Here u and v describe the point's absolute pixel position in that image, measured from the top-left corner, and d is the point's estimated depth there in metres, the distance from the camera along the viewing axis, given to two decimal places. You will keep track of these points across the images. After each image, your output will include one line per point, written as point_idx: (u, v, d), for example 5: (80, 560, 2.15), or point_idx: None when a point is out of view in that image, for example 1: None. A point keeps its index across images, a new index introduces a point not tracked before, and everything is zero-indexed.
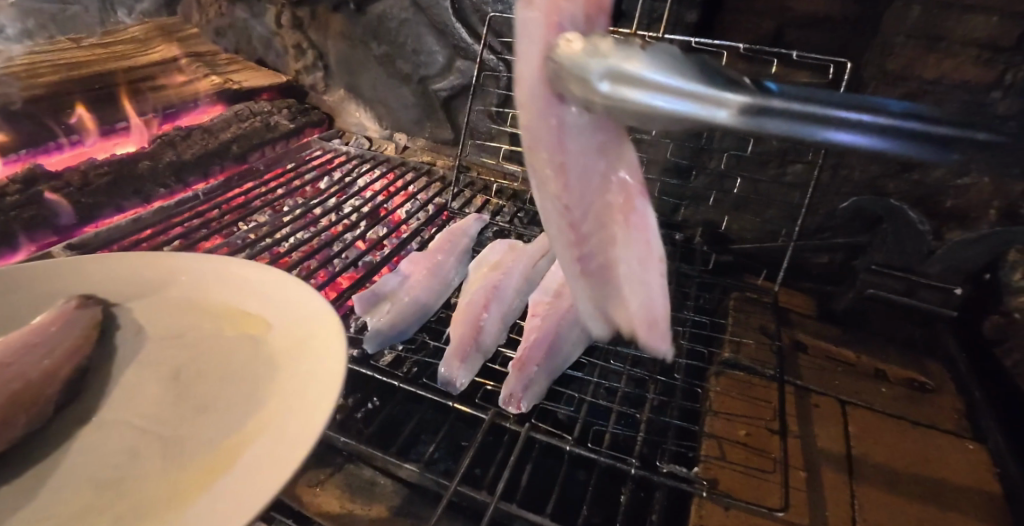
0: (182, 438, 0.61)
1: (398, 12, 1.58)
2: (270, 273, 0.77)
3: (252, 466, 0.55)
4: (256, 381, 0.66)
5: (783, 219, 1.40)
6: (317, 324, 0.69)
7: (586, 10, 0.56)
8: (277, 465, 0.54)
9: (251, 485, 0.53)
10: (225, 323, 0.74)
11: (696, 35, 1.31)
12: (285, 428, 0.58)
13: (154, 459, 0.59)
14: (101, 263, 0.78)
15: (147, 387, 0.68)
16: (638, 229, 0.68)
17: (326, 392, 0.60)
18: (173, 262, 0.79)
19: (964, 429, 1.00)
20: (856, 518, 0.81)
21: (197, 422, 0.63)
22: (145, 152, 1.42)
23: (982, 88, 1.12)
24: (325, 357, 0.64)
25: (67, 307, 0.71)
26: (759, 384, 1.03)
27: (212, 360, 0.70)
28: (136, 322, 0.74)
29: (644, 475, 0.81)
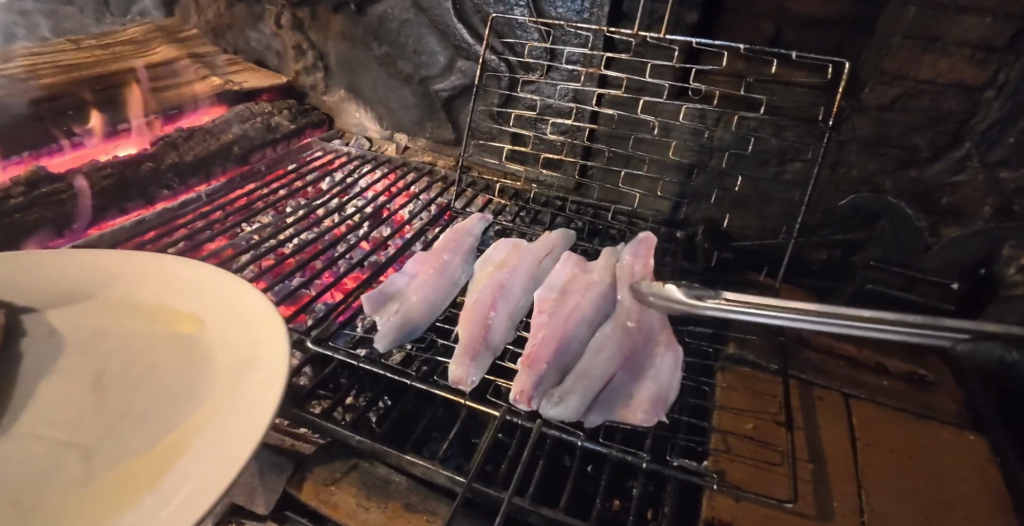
0: (106, 443, 0.59)
1: (399, 12, 1.58)
2: (202, 271, 0.78)
3: (192, 467, 0.54)
4: (194, 381, 0.66)
5: (783, 217, 1.43)
6: (253, 316, 0.71)
7: (655, 269, 1.17)
8: (229, 449, 0.55)
9: (203, 472, 0.53)
10: (158, 324, 0.73)
11: (696, 35, 1.33)
12: (229, 425, 0.58)
13: (76, 465, 0.57)
14: (35, 266, 0.77)
15: (70, 391, 0.65)
16: (671, 356, 0.98)
17: (274, 376, 0.62)
18: (92, 267, 0.78)
19: (965, 420, 1.02)
20: (863, 508, 0.84)
21: (128, 425, 0.61)
22: (147, 153, 1.42)
23: (975, 87, 1.15)
24: (264, 346, 0.66)
25: None
26: (764, 378, 1.05)
27: (143, 362, 0.68)
28: (50, 327, 0.71)
29: (656, 468, 0.83)
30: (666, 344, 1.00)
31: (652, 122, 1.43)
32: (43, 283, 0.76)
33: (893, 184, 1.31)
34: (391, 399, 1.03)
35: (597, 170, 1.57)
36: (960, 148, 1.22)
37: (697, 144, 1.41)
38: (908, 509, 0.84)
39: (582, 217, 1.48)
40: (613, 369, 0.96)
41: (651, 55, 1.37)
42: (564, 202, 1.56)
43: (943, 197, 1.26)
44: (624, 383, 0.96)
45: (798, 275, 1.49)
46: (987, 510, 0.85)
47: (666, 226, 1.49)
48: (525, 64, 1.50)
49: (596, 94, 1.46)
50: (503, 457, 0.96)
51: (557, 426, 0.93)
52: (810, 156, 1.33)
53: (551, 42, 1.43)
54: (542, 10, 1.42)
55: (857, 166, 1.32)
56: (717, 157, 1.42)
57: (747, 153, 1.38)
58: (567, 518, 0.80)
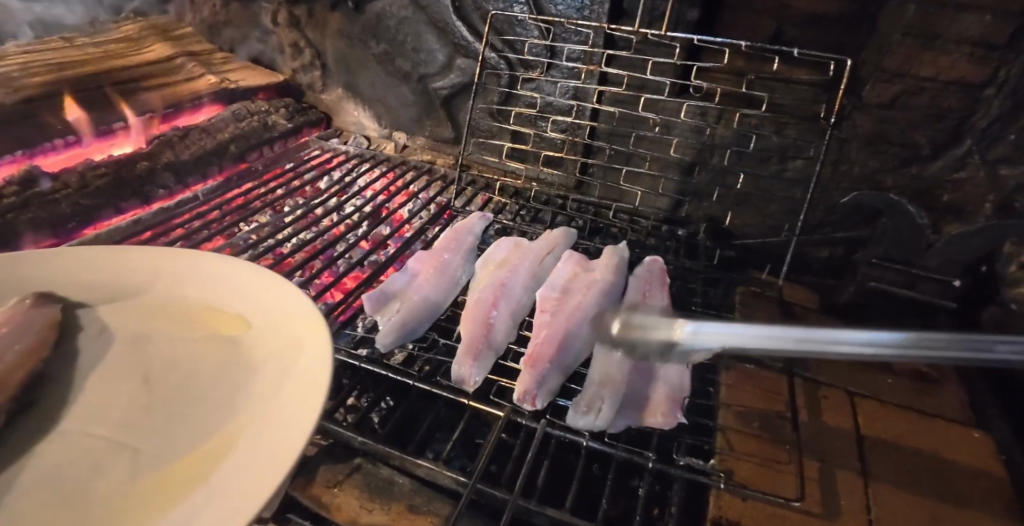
0: (146, 448, 0.58)
1: (397, 10, 1.57)
2: (241, 269, 0.76)
3: (231, 476, 0.52)
4: (237, 385, 0.64)
5: (784, 215, 1.42)
6: (297, 320, 0.68)
7: (658, 272, 1.18)
8: (272, 458, 0.53)
9: (246, 483, 0.51)
10: (198, 324, 0.71)
11: (697, 33, 1.33)
12: (269, 434, 0.56)
13: (117, 470, 0.56)
14: (74, 261, 0.75)
15: (110, 393, 0.64)
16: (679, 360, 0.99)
17: (316, 385, 0.59)
18: (131, 260, 0.76)
19: (969, 419, 1.02)
20: (870, 505, 0.83)
21: (172, 429, 0.60)
22: (143, 152, 1.40)
23: (975, 84, 1.15)
24: (309, 353, 0.64)
25: (21, 306, 0.67)
26: (770, 376, 1.04)
27: (181, 365, 0.67)
28: (98, 324, 0.71)
29: (662, 468, 0.82)
30: None
31: (652, 120, 1.43)
32: (73, 279, 0.74)
33: (894, 182, 1.31)
34: (393, 399, 1.02)
35: (597, 168, 1.56)
36: (960, 145, 1.22)
37: (698, 142, 1.41)
38: (915, 508, 0.84)
39: (583, 216, 1.47)
40: (626, 370, 0.95)
41: (651, 52, 1.37)
42: (565, 200, 1.55)
43: (943, 194, 1.26)
44: (638, 387, 0.94)
45: (799, 273, 1.49)
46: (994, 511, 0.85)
47: (666, 225, 1.48)
48: (525, 62, 1.49)
49: (595, 92, 1.45)
50: (507, 458, 0.95)
51: (561, 426, 0.91)
52: (811, 154, 1.33)
53: (551, 39, 1.43)
54: (542, 7, 1.41)
55: (858, 163, 1.32)
56: (718, 155, 1.41)
57: (749, 150, 1.37)
58: (573, 518, 0.79)
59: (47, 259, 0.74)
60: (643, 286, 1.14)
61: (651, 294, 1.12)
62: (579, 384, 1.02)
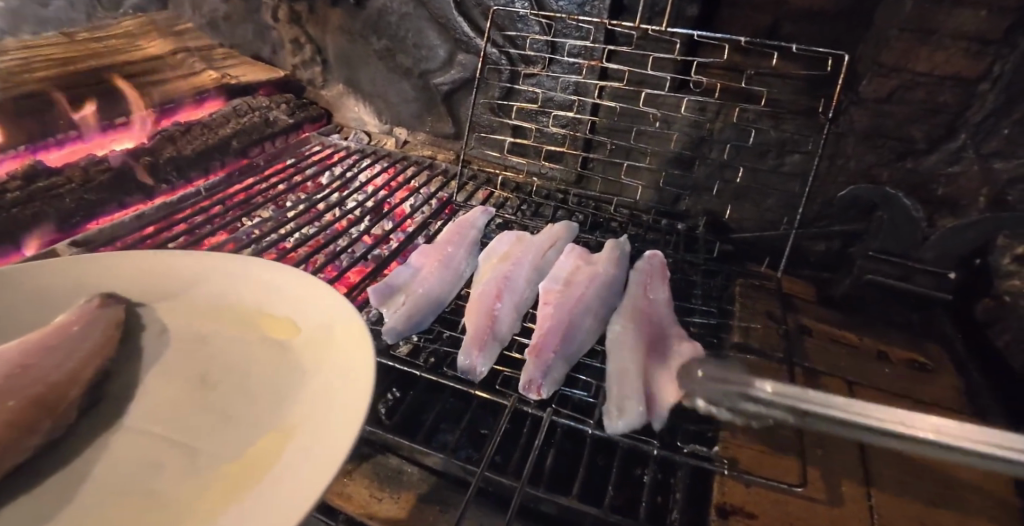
0: (203, 448, 0.59)
1: (398, 6, 1.58)
2: (290, 269, 0.77)
3: (282, 477, 0.53)
4: (284, 388, 0.65)
5: (782, 208, 1.44)
6: (342, 324, 0.69)
7: (656, 261, 1.20)
8: (315, 466, 0.53)
9: (290, 489, 0.51)
10: (247, 325, 0.73)
11: (696, 28, 1.35)
12: (313, 440, 0.56)
13: (172, 469, 0.57)
14: (125, 259, 0.76)
15: (167, 393, 0.66)
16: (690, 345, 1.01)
17: (358, 394, 0.59)
18: (187, 260, 0.78)
19: (964, 406, 1.09)
20: (870, 491, 0.88)
21: (225, 431, 0.61)
22: (145, 148, 1.40)
23: (971, 79, 1.17)
24: (353, 360, 0.64)
25: (90, 306, 0.69)
26: (769, 365, 1.08)
27: (232, 365, 0.68)
28: (158, 323, 0.73)
29: (667, 455, 0.84)
30: (681, 335, 1.03)
31: (652, 114, 1.44)
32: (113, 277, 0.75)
33: (890, 176, 1.33)
34: (399, 391, 1.03)
35: (597, 162, 1.58)
36: (955, 139, 1.24)
37: (696, 136, 1.42)
38: (914, 494, 0.89)
39: (584, 209, 1.49)
40: (643, 364, 0.96)
41: (651, 47, 1.38)
42: (566, 194, 1.56)
43: (938, 188, 1.29)
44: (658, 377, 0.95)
45: (797, 266, 1.51)
46: (994, 513, 0.87)
47: (664, 219, 1.50)
48: (526, 57, 1.50)
49: (596, 87, 1.47)
50: (513, 448, 0.97)
51: (567, 414, 0.93)
52: (809, 148, 1.34)
53: (552, 35, 1.44)
54: (544, 3, 1.42)
55: (854, 158, 1.34)
56: (717, 150, 1.43)
57: (747, 145, 1.39)
58: (580, 505, 0.80)
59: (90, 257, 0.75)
60: (643, 276, 1.16)
61: (651, 287, 1.14)
62: (583, 374, 1.03)
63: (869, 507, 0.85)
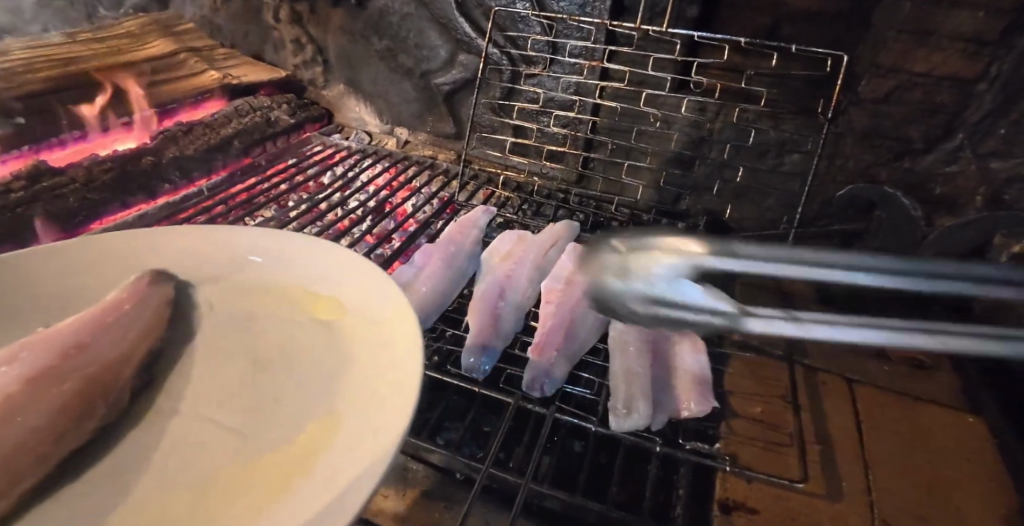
0: (250, 432, 0.59)
1: (400, 6, 1.59)
2: (342, 253, 0.77)
3: (331, 473, 0.53)
4: (331, 377, 0.65)
5: (782, 208, 1.45)
6: (389, 315, 0.68)
7: None
8: (361, 465, 0.52)
9: (336, 488, 0.51)
10: (297, 309, 0.73)
11: (696, 29, 1.36)
12: (358, 437, 0.56)
13: (218, 457, 0.57)
14: (178, 239, 0.78)
15: (213, 376, 0.66)
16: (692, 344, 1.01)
17: (404, 391, 0.58)
18: (242, 240, 0.79)
19: (962, 404, 1.10)
20: (870, 487, 0.90)
21: (270, 417, 0.61)
22: (147, 148, 1.41)
23: (968, 79, 1.18)
24: (398, 353, 0.63)
25: (141, 281, 0.71)
26: (769, 364, 1.11)
27: (279, 348, 0.69)
28: (209, 303, 0.74)
29: (669, 452, 0.85)
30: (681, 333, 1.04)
31: (653, 115, 1.45)
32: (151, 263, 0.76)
33: (888, 175, 1.34)
34: None
35: (598, 162, 1.58)
36: (952, 139, 1.25)
37: (696, 136, 1.43)
38: (912, 490, 0.91)
39: (585, 209, 1.50)
40: (647, 363, 0.95)
41: (651, 48, 1.39)
42: (567, 194, 1.57)
43: (936, 188, 1.30)
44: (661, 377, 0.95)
45: None
46: (990, 508, 0.90)
47: (664, 218, 1.50)
48: (527, 58, 1.51)
49: (597, 87, 1.47)
50: (516, 446, 0.97)
51: (570, 411, 0.94)
52: (808, 148, 1.35)
53: (553, 35, 1.45)
54: (545, 4, 1.43)
55: (853, 158, 1.35)
56: (717, 150, 1.44)
57: (747, 145, 1.40)
58: (583, 501, 0.81)
59: (116, 241, 0.76)
60: None
61: None
62: (585, 372, 1.04)
63: (867, 502, 0.87)
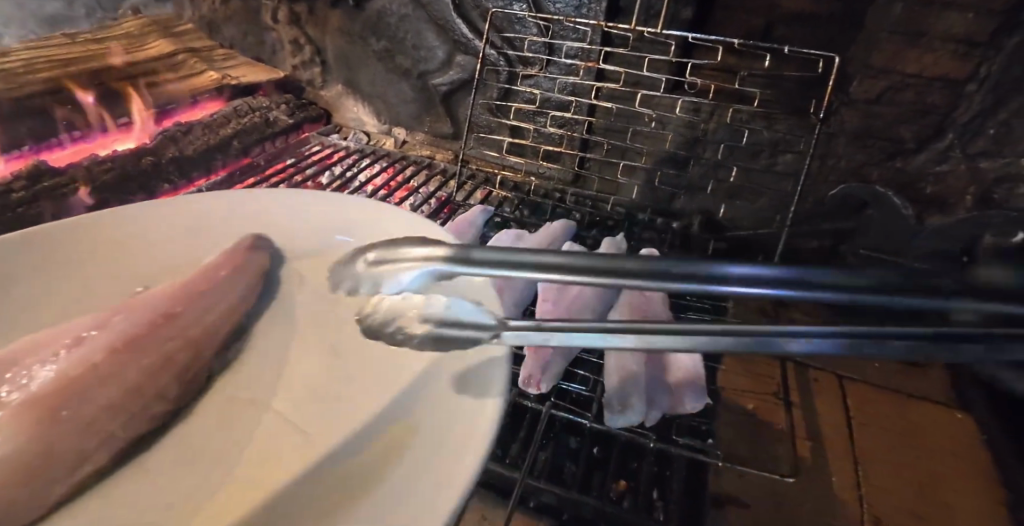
0: (329, 426, 0.59)
1: (398, 8, 1.60)
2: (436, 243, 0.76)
3: (405, 475, 0.51)
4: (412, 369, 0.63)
5: (775, 207, 1.47)
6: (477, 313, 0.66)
7: None
8: (435, 475, 0.50)
9: (407, 495, 0.49)
10: None
11: (691, 30, 1.37)
12: (434, 442, 0.54)
13: (293, 452, 0.57)
14: (265, 212, 0.81)
15: (294, 364, 0.66)
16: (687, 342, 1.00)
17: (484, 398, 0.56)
18: (331, 222, 0.80)
19: (951, 400, 1.12)
20: (860, 482, 0.93)
21: (349, 412, 0.60)
22: (147, 149, 1.42)
23: (959, 80, 1.20)
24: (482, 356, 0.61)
25: (242, 245, 0.75)
26: (762, 361, 1.13)
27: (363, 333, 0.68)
28: (297, 281, 0.75)
29: (662, 447, 0.87)
30: None
31: (648, 115, 1.46)
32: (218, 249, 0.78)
33: (880, 174, 1.36)
34: None
35: (594, 162, 1.60)
36: (943, 139, 1.28)
37: (691, 136, 1.45)
38: (902, 484, 0.93)
39: (581, 209, 1.51)
40: (643, 361, 0.95)
41: (646, 49, 1.41)
42: (563, 194, 1.59)
43: (926, 187, 1.32)
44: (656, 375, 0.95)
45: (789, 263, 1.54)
46: (977, 502, 0.92)
47: (659, 217, 1.52)
48: (524, 58, 1.53)
49: (593, 87, 1.49)
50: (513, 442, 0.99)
51: (565, 408, 0.95)
52: (801, 149, 1.37)
53: (550, 36, 1.46)
54: (541, 5, 1.44)
55: (845, 157, 1.37)
56: (711, 150, 1.46)
57: (741, 145, 1.42)
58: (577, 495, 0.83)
59: (167, 218, 0.77)
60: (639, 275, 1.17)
61: None
62: (581, 369, 1.05)
63: (858, 497, 0.90)
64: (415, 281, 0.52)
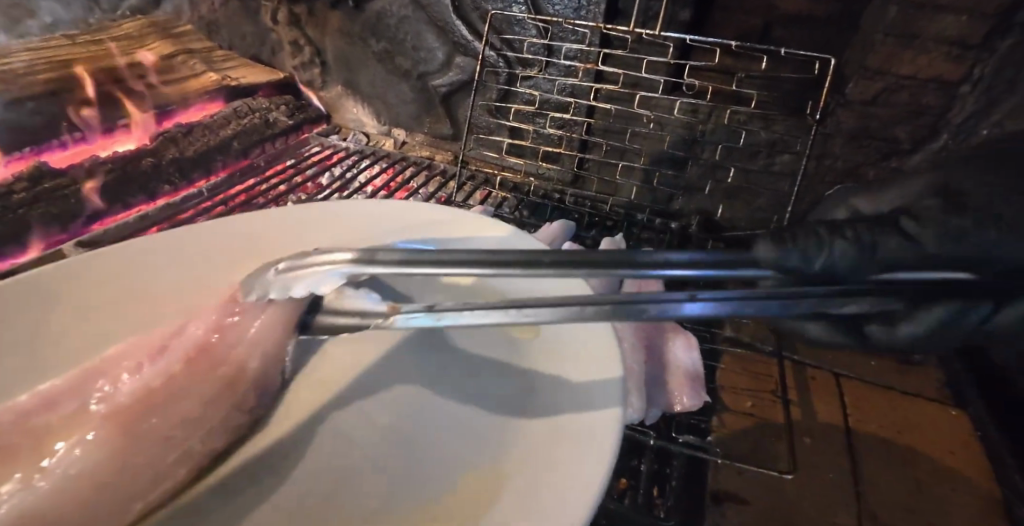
0: (444, 438, 0.62)
1: (397, 9, 1.61)
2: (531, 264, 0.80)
3: (537, 487, 0.54)
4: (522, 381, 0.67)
5: (773, 207, 1.48)
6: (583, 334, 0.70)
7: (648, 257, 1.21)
8: (567, 485, 0.54)
9: (541, 505, 0.52)
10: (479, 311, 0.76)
11: (689, 32, 1.38)
12: (557, 454, 0.58)
13: (410, 464, 0.60)
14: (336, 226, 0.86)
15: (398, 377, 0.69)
16: (684, 338, 1.00)
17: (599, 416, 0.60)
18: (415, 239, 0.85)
19: (947, 398, 1.14)
20: (858, 478, 0.94)
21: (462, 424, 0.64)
22: (147, 150, 1.42)
23: (952, 82, 1.22)
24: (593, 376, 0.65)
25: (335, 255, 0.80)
26: (761, 360, 1.14)
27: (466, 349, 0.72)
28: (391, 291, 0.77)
29: (663, 445, 0.88)
30: (675, 329, 1.03)
31: (646, 116, 1.47)
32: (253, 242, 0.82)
33: (876, 175, 1.37)
34: None
35: (594, 162, 1.61)
36: (937, 140, 1.29)
37: (689, 137, 1.46)
38: (899, 480, 0.95)
39: (579, 209, 1.52)
40: (642, 359, 0.94)
41: (645, 51, 1.42)
42: (563, 194, 1.60)
43: None
44: (654, 373, 0.96)
45: None
46: (971, 497, 0.94)
47: (658, 217, 1.53)
48: (523, 60, 1.54)
49: (592, 89, 1.50)
50: None
51: None
52: (798, 149, 1.38)
53: (549, 38, 1.47)
54: (540, 7, 1.45)
55: (842, 158, 1.38)
56: (709, 150, 1.47)
57: (739, 146, 1.43)
58: None
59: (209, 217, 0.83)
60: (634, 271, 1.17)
61: None
62: None
63: (855, 493, 0.91)
64: (326, 282, 0.63)
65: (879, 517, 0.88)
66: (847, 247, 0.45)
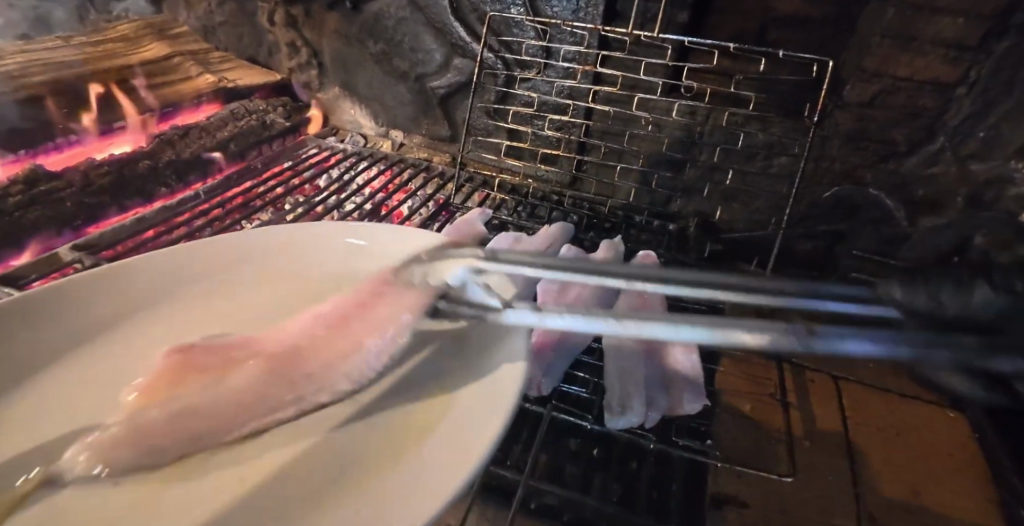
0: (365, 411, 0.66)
1: (395, 11, 1.61)
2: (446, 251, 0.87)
3: (442, 449, 0.58)
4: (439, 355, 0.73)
5: (770, 209, 1.49)
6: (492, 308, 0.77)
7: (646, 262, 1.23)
8: (469, 441, 0.58)
9: (444, 463, 0.56)
10: None
11: (686, 34, 1.39)
12: (464, 419, 0.62)
13: (329, 434, 0.63)
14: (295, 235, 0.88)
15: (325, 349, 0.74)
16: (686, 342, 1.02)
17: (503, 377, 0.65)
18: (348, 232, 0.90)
19: (945, 400, 1.14)
20: (857, 480, 0.94)
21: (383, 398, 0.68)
22: (144, 152, 1.41)
23: (949, 84, 1.23)
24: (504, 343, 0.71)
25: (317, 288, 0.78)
26: (760, 362, 1.14)
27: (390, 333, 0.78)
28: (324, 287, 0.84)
29: (663, 448, 0.88)
30: None
31: (644, 118, 1.47)
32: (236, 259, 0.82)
33: (873, 177, 1.38)
34: None
35: (592, 164, 1.61)
36: (934, 142, 1.30)
37: (687, 139, 1.46)
38: (897, 483, 0.95)
39: (579, 211, 1.52)
40: (643, 358, 0.95)
41: (643, 53, 1.42)
42: (561, 196, 1.60)
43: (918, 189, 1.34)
44: (655, 372, 0.96)
45: (784, 264, 1.55)
46: (968, 499, 0.94)
47: (656, 219, 1.53)
48: (521, 62, 1.54)
49: (590, 91, 1.50)
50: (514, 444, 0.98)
51: (566, 410, 0.96)
52: (796, 151, 1.38)
53: (547, 40, 1.47)
54: (538, 9, 1.45)
55: (839, 160, 1.39)
56: (707, 152, 1.47)
57: (737, 147, 1.43)
58: (578, 496, 0.83)
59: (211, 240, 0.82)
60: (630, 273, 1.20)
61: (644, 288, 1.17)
62: (581, 372, 1.06)
63: (853, 495, 0.91)
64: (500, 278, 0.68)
65: (878, 519, 0.89)
66: (944, 355, 0.39)
